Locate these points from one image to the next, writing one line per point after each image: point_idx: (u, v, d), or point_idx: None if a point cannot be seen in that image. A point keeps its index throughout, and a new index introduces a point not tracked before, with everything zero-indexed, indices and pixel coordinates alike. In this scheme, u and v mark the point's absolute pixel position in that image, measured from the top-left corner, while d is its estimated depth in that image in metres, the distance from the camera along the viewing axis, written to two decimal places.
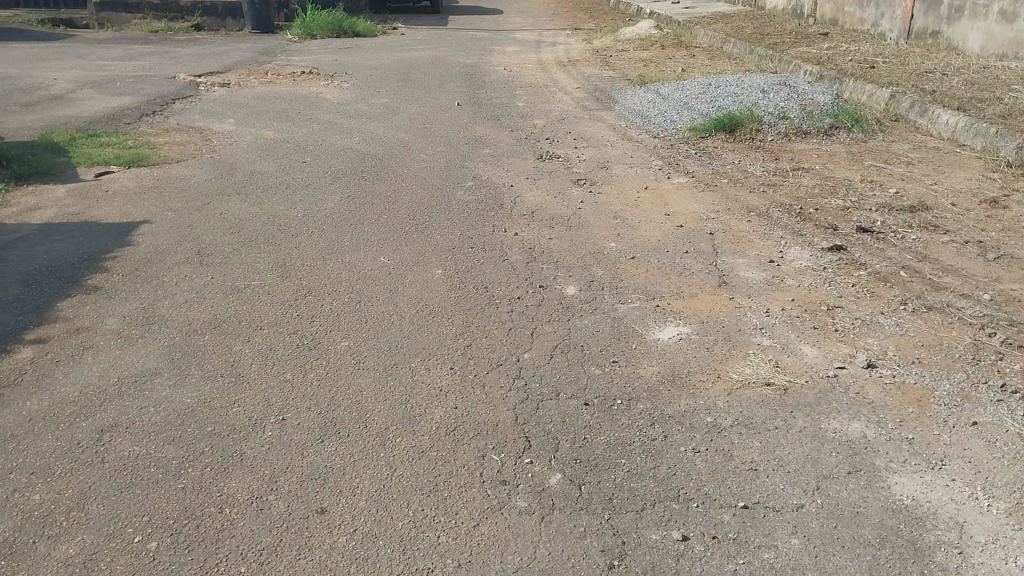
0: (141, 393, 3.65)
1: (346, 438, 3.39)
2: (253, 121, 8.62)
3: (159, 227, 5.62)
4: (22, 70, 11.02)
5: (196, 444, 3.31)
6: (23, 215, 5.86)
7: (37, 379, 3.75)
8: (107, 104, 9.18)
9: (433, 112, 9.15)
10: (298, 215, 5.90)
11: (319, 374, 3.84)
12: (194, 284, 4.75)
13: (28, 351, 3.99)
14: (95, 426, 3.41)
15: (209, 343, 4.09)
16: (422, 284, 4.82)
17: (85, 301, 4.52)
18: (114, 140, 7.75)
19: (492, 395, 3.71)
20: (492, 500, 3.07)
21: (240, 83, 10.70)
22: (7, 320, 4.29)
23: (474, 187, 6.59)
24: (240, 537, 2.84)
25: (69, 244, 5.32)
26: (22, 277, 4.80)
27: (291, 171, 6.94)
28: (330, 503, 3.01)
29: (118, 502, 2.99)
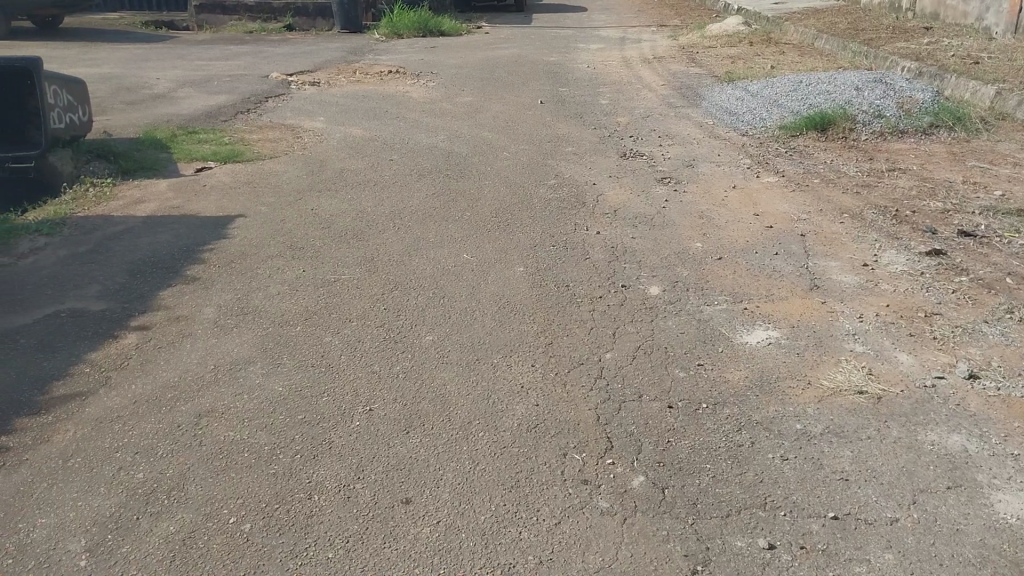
0: (237, 380, 3.79)
1: (430, 430, 3.45)
2: (342, 119, 8.84)
3: (254, 221, 5.83)
4: (127, 70, 11.59)
5: (289, 431, 3.42)
6: (129, 208, 6.17)
7: (140, 363, 3.95)
8: (205, 102, 9.57)
9: (517, 110, 9.18)
10: (384, 211, 6.02)
11: (404, 367, 3.92)
12: (285, 277, 4.91)
13: (133, 337, 4.20)
14: (194, 410, 3.57)
15: (300, 334, 4.22)
16: (505, 281, 4.85)
17: (185, 291, 4.73)
18: (212, 137, 8.07)
19: (574, 393, 3.71)
20: (574, 499, 3.06)
21: (329, 82, 10.98)
22: (114, 307, 4.52)
23: (557, 185, 6.59)
24: (329, 523, 2.92)
25: (170, 236, 5.57)
26: (127, 266, 5.06)
27: (378, 168, 7.08)
28: (415, 494, 3.07)
29: (214, 483, 3.11)
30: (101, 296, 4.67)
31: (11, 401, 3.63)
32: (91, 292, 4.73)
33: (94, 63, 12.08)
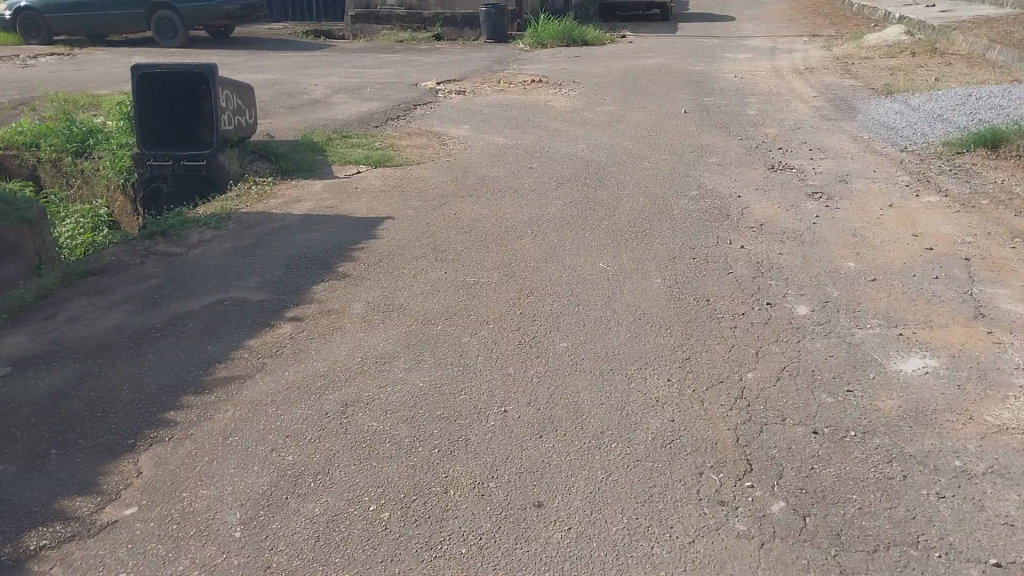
0: (380, 373, 3.96)
1: (564, 436, 3.46)
2: (486, 127, 9.04)
3: (400, 223, 6.06)
4: (289, 76, 12.34)
5: (427, 426, 3.53)
6: (288, 206, 6.57)
7: (293, 352, 4.19)
8: (358, 108, 10.05)
9: (659, 120, 9.08)
10: (524, 218, 6.11)
11: (539, 372, 3.95)
12: (429, 278, 5.07)
13: (288, 327, 4.47)
14: (341, 399, 3.75)
15: (441, 333, 4.35)
16: (644, 292, 4.80)
17: (335, 286, 4.97)
18: (364, 142, 8.46)
19: (712, 412, 3.62)
20: (709, 519, 2.99)
21: (475, 90, 11.27)
22: (272, 299, 4.83)
23: (699, 196, 6.46)
24: (463, 519, 2.99)
25: (324, 234, 5.88)
26: (285, 261, 5.38)
27: (519, 175, 7.20)
28: (548, 498, 3.09)
29: (357, 471, 3.25)
30: (261, 287, 4.99)
31: (180, 380, 3.95)
32: (251, 283, 5.06)
33: (260, 70, 12.94)
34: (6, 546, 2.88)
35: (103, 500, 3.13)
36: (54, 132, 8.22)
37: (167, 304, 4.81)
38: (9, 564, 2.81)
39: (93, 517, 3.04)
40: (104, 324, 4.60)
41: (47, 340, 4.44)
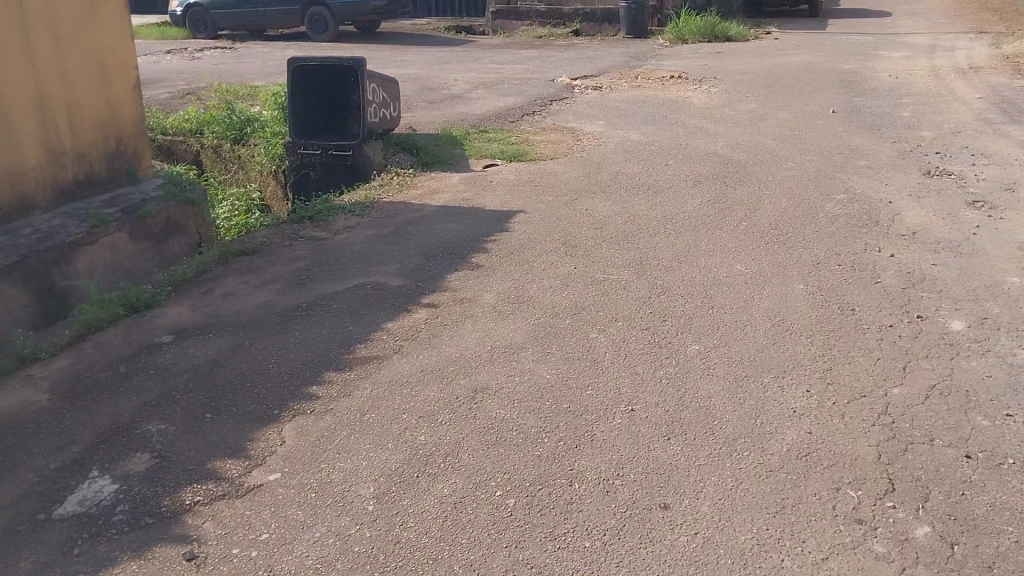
0: (510, 363, 4.02)
1: (693, 441, 3.39)
2: (622, 123, 8.97)
3: (533, 217, 6.12)
4: (431, 71, 12.69)
5: (554, 418, 3.56)
6: (426, 197, 6.77)
7: (427, 337, 4.32)
8: (496, 103, 10.22)
9: (804, 120, 8.72)
10: (659, 216, 6.02)
11: (669, 373, 3.90)
12: (559, 272, 5.10)
13: (423, 313, 4.61)
14: (472, 385, 3.84)
15: (571, 327, 4.37)
16: (783, 297, 4.64)
17: (469, 276, 5.09)
18: (500, 136, 8.59)
19: (853, 427, 3.45)
20: (845, 537, 2.85)
21: (612, 86, 11.20)
22: (409, 285, 4.99)
23: (846, 200, 6.16)
24: (587, 513, 2.99)
25: (459, 225, 6.03)
26: (422, 250, 5.55)
27: (655, 173, 7.10)
28: (674, 501, 3.05)
29: (484, 456, 3.32)
30: (399, 273, 5.18)
31: (323, 357, 4.16)
32: (390, 269, 5.26)
33: (403, 64, 13.38)
34: (166, 500, 3.14)
35: (250, 464, 3.34)
36: (217, 120, 8.77)
37: (312, 285, 5.08)
38: (167, 515, 3.06)
39: (241, 479, 3.25)
40: (255, 301, 4.90)
41: (205, 313, 4.79)
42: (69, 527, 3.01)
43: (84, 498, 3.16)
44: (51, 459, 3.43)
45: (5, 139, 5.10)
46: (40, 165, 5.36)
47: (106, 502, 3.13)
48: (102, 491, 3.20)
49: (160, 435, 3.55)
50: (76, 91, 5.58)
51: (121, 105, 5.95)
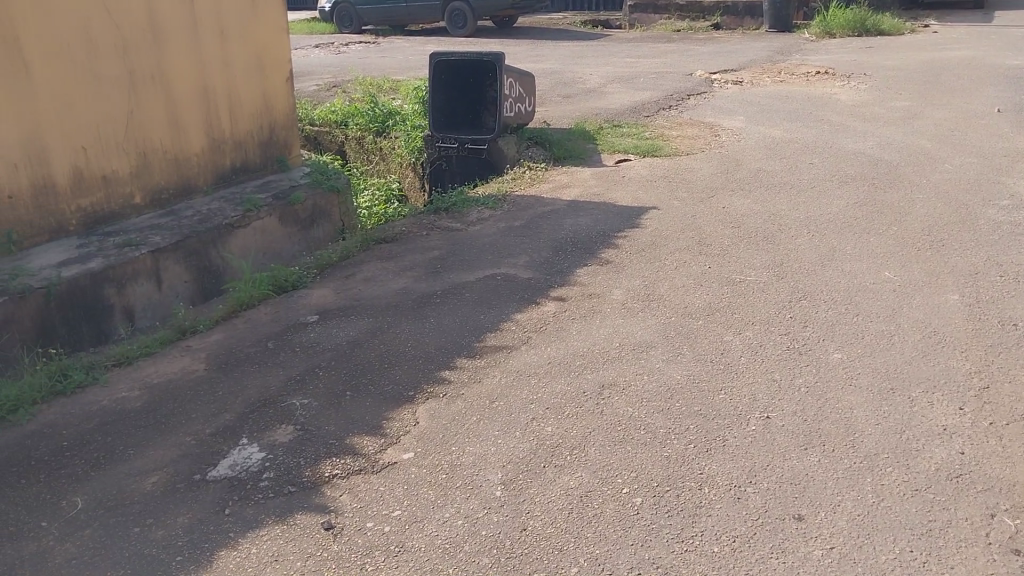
0: (639, 361, 3.98)
1: (831, 452, 3.25)
2: (763, 120, 8.68)
3: (667, 214, 6.03)
4: (566, 65, 12.71)
5: (684, 420, 3.49)
6: (558, 191, 6.80)
7: (556, 330, 4.35)
8: (631, 97, 10.11)
9: (965, 119, 8.13)
10: (799, 217, 5.79)
11: (807, 381, 3.74)
12: (692, 271, 5.00)
13: (553, 306, 4.64)
14: (599, 381, 3.83)
15: (701, 328, 4.27)
16: (935, 308, 4.36)
17: (599, 271, 5.07)
18: (634, 131, 8.50)
19: (1012, 450, 3.20)
20: (1000, 567, 2.66)
21: (752, 81, 10.85)
22: (539, 278, 5.04)
23: (1011, 206, 5.71)
24: (717, 518, 2.93)
25: (590, 219, 6.02)
26: (553, 243, 5.59)
27: (798, 171, 6.83)
28: (809, 513, 2.93)
29: (612, 451, 3.31)
30: (530, 266, 5.23)
31: (454, 344, 4.26)
32: (521, 261, 5.32)
33: (538, 59, 13.47)
34: (308, 470, 3.32)
35: (385, 442, 3.48)
36: (360, 112, 9.12)
37: (446, 274, 5.21)
38: (309, 485, 3.23)
39: (376, 455, 3.39)
40: (392, 287, 5.09)
41: (346, 296, 5.02)
42: (221, 489, 3.24)
43: (234, 463, 3.39)
44: (206, 425, 3.70)
45: (174, 128, 5.54)
46: (202, 153, 5.78)
47: (253, 468, 3.35)
48: (251, 457, 3.42)
49: (303, 409, 3.76)
50: (237, 85, 5.97)
51: (277, 98, 6.31)
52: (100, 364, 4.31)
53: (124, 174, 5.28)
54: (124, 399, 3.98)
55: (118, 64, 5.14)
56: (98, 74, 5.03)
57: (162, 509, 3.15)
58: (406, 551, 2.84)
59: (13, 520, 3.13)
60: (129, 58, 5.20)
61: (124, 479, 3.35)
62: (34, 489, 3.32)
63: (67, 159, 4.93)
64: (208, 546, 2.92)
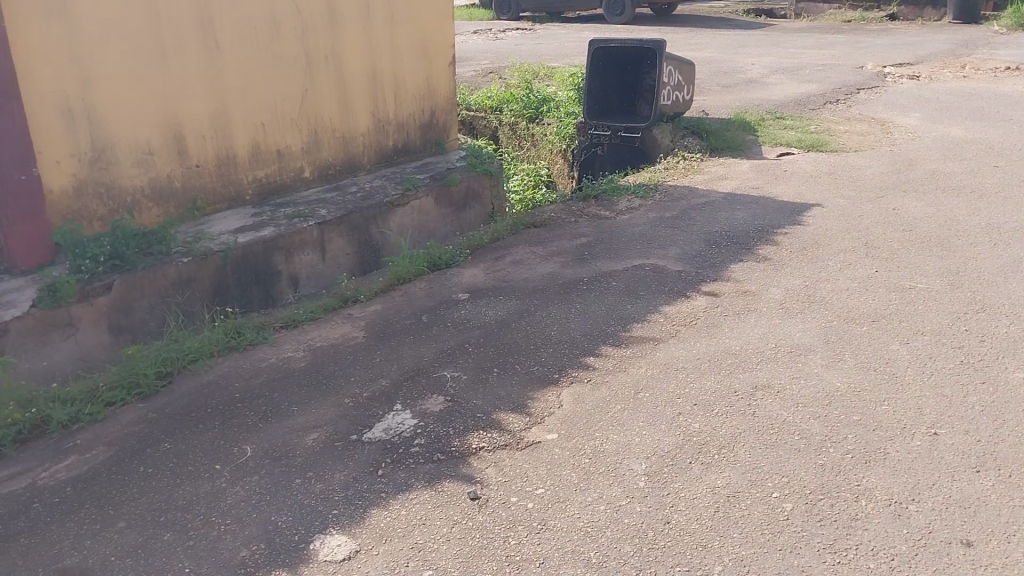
0: (795, 364, 3.83)
1: (1008, 478, 3.00)
2: (942, 117, 8.08)
3: (830, 212, 5.74)
4: (727, 55, 12.32)
5: (842, 428, 3.33)
6: (714, 183, 6.63)
7: (707, 325, 4.25)
8: (796, 90, 9.68)
9: None
10: (981, 223, 5.36)
11: (983, 399, 3.47)
12: (856, 274, 4.74)
13: (704, 300, 4.54)
14: (751, 381, 3.71)
15: (864, 334, 4.05)
16: None
17: (755, 268, 4.91)
18: (798, 124, 8.14)
19: None
20: None
21: (932, 76, 10.11)
22: (690, 271, 4.94)
23: None
24: (874, 533, 2.78)
25: (747, 214, 5.83)
26: (707, 236, 5.46)
27: (981, 174, 6.32)
28: (979, 540, 2.73)
29: (762, 454, 3.21)
30: (681, 258, 5.14)
31: (601, 331, 4.26)
32: (672, 253, 5.23)
33: (697, 48, 13.13)
34: (456, 441, 3.42)
35: (531, 421, 3.54)
36: (515, 99, 9.16)
37: (595, 261, 5.21)
38: (456, 455, 3.34)
39: (522, 433, 3.45)
40: (541, 270, 5.15)
41: (496, 277, 5.12)
42: (375, 450, 3.41)
43: (388, 427, 3.55)
44: (362, 389, 3.90)
45: (342, 107, 5.83)
46: (367, 133, 6.05)
47: (405, 434, 3.49)
48: (403, 423, 3.57)
49: (453, 382, 3.88)
50: (403, 66, 6.19)
51: (439, 80, 6.50)
52: (269, 326, 4.62)
53: (296, 150, 5.61)
54: (290, 359, 4.25)
55: (296, 46, 5.45)
56: (278, 55, 5.36)
57: (322, 464, 3.35)
58: (549, 530, 2.89)
59: (192, 461, 3.43)
60: (307, 39, 5.51)
61: (288, 433, 3.59)
62: (210, 434, 3.61)
63: (247, 133, 5.30)
64: (361, 503, 3.09)
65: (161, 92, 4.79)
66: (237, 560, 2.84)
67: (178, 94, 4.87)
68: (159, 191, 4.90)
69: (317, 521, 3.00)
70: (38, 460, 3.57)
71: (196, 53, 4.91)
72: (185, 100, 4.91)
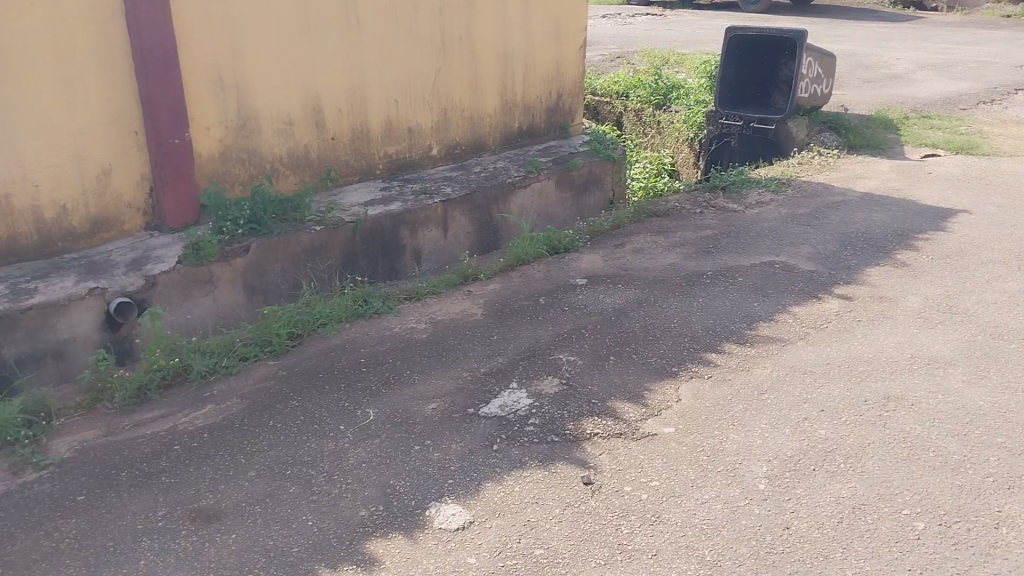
0: (933, 377, 3.62)
1: None
2: None
3: (979, 220, 5.38)
4: (870, 48, 11.70)
5: (983, 449, 3.13)
6: (850, 181, 6.33)
7: (837, 329, 4.08)
8: (946, 87, 9.09)
9: None
10: None
11: None
12: (1006, 287, 4.43)
13: (835, 303, 4.35)
14: (884, 391, 3.54)
15: (1013, 352, 3.78)
16: None
17: (892, 273, 4.67)
18: (947, 125, 7.65)
19: None
20: None
21: None
22: (821, 271, 4.74)
23: None
24: (1015, 564, 2.60)
25: (885, 216, 5.54)
26: (840, 236, 5.23)
27: None
28: None
29: (893, 468, 3.06)
30: (811, 257, 4.94)
31: (724, 327, 4.16)
32: (802, 251, 5.04)
33: (838, 40, 12.53)
34: (571, 424, 3.43)
35: (648, 412, 3.50)
36: (642, 84, 9.00)
37: (720, 255, 5.08)
38: (571, 439, 3.34)
39: (638, 424, 3.42)
40: (664, 261, 5.06)
41: (618, 264, 5.08)
42: (491, 426, 3.46)
43: (504, 404, 3.60)
44: (480, 364, 3.96)
45: (473, 88, 5.90)
46: (495, 114, 6.10)
47: (521, 412, 3.53)
48: (519, 402, 3.61)
49: (570, 365, 3.89)
50: (534, 49, 6.20)
51: (568, 64, 6.47)
52: (394, 296, 4.76)
53: (426, 128, 5.72)
54: (411, 331, 4.37)
55: (432, 25, 5.55)
56: (415, 34, 5.47)
57: (439, 434, 3.43)
58: (663, 523, 2.85)
59: (318, 420, 3.58)
60: (443, 19, 5.59)
61: (407, 400, 3.69)
62: (335, 396, 3.76)
63: (381, 110, 5.44)
64: (476, 476, 3.14)
65: (304, 66, 4.98)
66: (357, 519, 2.95)
67: (319, 69, 5.05)
68: (296, 160, 5.10)
69: (433, 490, 3.08)
70: (179, 405, 3.81)
71: (338, 30, 5.08)
72: (326, 74, 5.10)
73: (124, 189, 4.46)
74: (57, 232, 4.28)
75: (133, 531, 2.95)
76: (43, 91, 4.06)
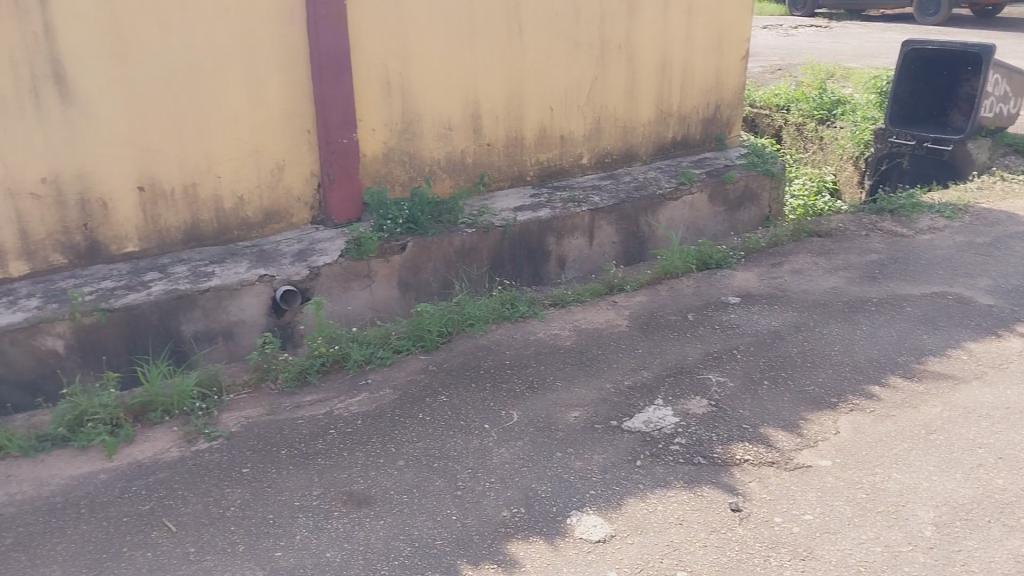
0: None
1: None
2: None
3: None
4: None
5: None
6: None
7: (1020, 372, 3.75)
8: None
9: None
10: None
11: None
12: None
13: (1018, 343, 4.00)
14: None
15: None
16: None
17: None
18: None
19: None
20: None
21: None
22: (1002, 307, 4.38)
23: None
24: None
25: None
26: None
27: None
28: None
29: None
30: (991, 291, 4.57)
31: (889, 358, 3.92)
32: (980, 284, 4.67)
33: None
34: (719, 447, 3.33)
35: (803, 442, 3.34)
36: (806, 98, 8.61)
37: (885, 281, 4.79)
38: (719, 462, 3.24)
39: (791, 454, 3.27)
40: (823, 284, 4.83)
41: (772, 285, 4.89)
42: (635, 440, 3.42)
43: (649, 420, 3.54)
44: (626, 377, 3.92)
45: (629, 97, 5.86)
46: (649, 124, 6.03)
47: (667, 430, 3.46)
48: (665, 419, 3.54)
49: (719, 386, 3.77)
50: (694, 59, 6.08)
51: (728, 76, 6.31)
52: (540, 302, 4.80)
53: (580, 136, 5.74)
54: (557, 337, 4.39)
55: (593, 33, 5.56)
56: (575, 42, 5.50)
57: (582, 443, 3.42)
58: (816, 560, 2.71)
59: (464, 417, 3.66)
60: (604, 27, 5.59)
61: (551, 406, 3.71)
62: (481, 395, 3.83)
63: (537, 117, 5.51)
64: (618, 490, 3.11)
65: (466, 72, 5.12)
66: (499, 519, 2.99)
67: (480, 75, 5.18)
68: (453, 163, 5.24)
69: (575, 498, 3.08)
70: (335, 391, 4.01)
71: (501, 36, 5.18)
72: (487, 80, 5.21)
73: (295, 184, 4.74)
74: (234, 220, 4.61)
75: (290, 507, 3.12)
76: (230, 90, 4.39)
